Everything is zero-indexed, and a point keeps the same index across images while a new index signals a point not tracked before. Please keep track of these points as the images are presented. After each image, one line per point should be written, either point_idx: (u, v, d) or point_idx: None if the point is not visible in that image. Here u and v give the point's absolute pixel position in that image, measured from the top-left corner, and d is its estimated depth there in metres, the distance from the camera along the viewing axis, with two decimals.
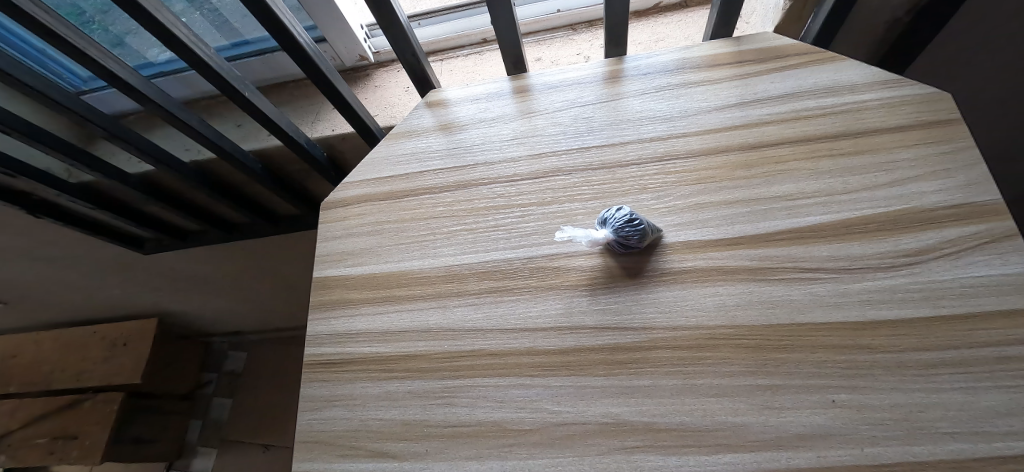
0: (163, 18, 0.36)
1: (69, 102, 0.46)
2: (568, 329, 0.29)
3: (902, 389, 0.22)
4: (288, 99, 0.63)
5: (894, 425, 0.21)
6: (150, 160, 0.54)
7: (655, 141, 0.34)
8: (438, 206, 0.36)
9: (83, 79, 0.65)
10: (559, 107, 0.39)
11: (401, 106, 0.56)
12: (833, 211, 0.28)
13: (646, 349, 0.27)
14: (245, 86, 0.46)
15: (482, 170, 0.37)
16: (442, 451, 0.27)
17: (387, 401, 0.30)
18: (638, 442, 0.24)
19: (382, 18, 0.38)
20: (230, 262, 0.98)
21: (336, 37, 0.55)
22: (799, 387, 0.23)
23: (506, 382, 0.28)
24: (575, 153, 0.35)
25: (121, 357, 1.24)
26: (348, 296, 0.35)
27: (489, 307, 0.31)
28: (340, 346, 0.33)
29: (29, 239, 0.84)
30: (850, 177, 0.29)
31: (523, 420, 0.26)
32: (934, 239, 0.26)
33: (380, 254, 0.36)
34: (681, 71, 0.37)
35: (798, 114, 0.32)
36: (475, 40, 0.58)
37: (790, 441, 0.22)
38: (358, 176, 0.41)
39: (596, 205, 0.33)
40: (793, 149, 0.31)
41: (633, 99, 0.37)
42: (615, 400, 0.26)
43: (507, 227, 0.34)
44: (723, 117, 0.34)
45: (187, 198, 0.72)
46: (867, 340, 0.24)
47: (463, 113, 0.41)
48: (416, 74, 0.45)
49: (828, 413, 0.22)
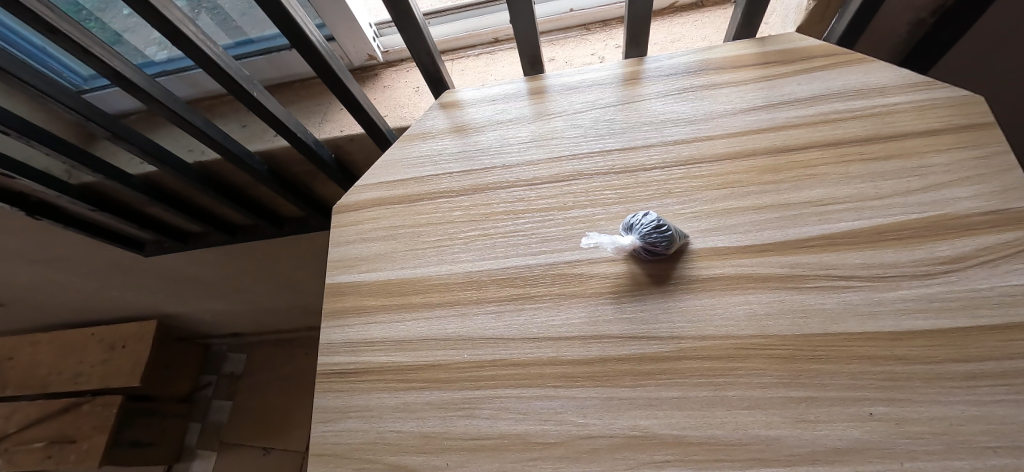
0: (171, 15, 0.35)
1: (70, 101, 0.45)
2: (592, 338, 0.28)
3: (943, 401, 0.21)
4: (294, 98, 0.62)
5: (934, 439, 0.21)
6: (154, 161, 0.53)
7: (679, 144, 0.33)
8: (454, 210, 0.35)
9: (85, 78, 0.64)
10: (579, 108, 0.38)
11: (411, 106, 0.55)
12: (865, 217, 0.27)
13: (674, 360, 0.26)
14: (253, 86, 0.44)
15: (500, 173, 0.36)
16: (464, 465, 0.26)
17: (405, 413, 0.29)
18: (667, 457, 0.23)
19: (398, 16, 0.37)
20: (231, 264, 0.96)
21: (345, 37, 0.54)
22: (834, 400, 0.23)
23: (528, 393, 0.27)
24: (596, 156, 0.34)
25: (119, 360, 1.22)
26: (361, 302, 0.34)
27: (509, 315, 0.30)
28: (355, 354, 0.32)
29: (27, 241, 0.83)
30: (882, 182, 0.28)
31: (547, 433, 0.26)
32: (970, 246, 0.25)
33: (395, 260, 0.35)
34: (703, 73, 0.36)
35: (827, 117, 0.31)
36: (486, 40, 0.57)
37: (827, 455, 0.22)
38: (370, 178, 0.40)
39: (619, 210, 0.32)
40: (822, 153, 0.30)
41: (654, 101, 0.36)
42: (643, 412, 0.25)
43: (527, 232, 0.32)
44: (748, 120, 0.33)
45: (190, 199, 0.70)
46: (904, 350, 0.23)
47: (478, 114, 0.40)
48: (430, 74, 0.44)
49: (864, 427, 0.22)
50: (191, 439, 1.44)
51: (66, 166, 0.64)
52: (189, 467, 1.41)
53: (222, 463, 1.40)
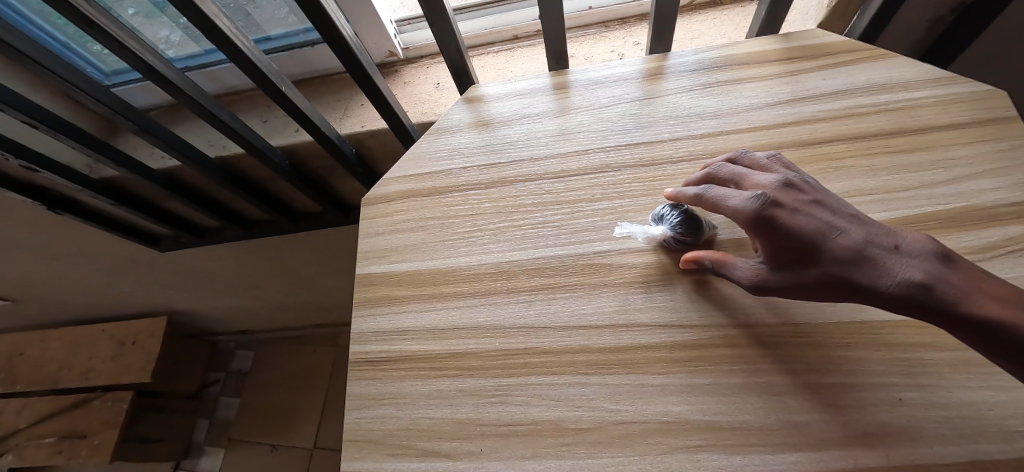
0: (208, 9, 0.35)
1: (100, 95, 0.45)
2: (623, 326, 0.29)
3: (971, 387, 0.23)
4: (314, 95, 0.63)
5: (963, 423, 0.22)
6: (177, 155, 0.54)
7: (706, 137, 0.34)
8: (482, 202, 0.36)
9: (107, 74, 0.65)
10: (604, 103, 0.38)
11: (431, 102, 0.56)
12: (893, 208, 0.28)
13: (704, 347, 0.27)
14: (281, 81, 0.45)
15: (527, 166, 0.36)
16: (498, 450, 0.26)
17: (438, 400, 0.29)
18: (701, 441, 0.24)
19: (430, 11, 0.37)
20: (243, 260, 0.97)
21: (367, 33, 0.54)
22: (865, 386, 0.24)
23: (560, 380, 0.28)
24: (622, 149, 0.35)
25: (129, 356, 1.22)
26: (392, 293, 0.34)
27: (540, 304, 0.30)
28: (386, 343, 0.32)
29: (43, 236, 0.83)
30: (908, 174, 0.29)
31: (580, 419, 0.26)
32: (996, 237, 0.26)
33: (424, 251, 0.35)
34: (727, 68, 0.37)
35: (853, 111, 0.32)
36: (505, 37, 0.58)
37: (858, 439, 0.22)
38: (398, 171, 0.40)
39: (647, 202, 0.32)
40: (848, 146, 0.31)
41: (679, 96, 0.37)
42: (676, 399, 0.25)
43: (556, 224, 0.33)
44: (774, 114, 0.33)
45: (207, 194, 0.71)
46: (932, 338, 0.25)
47: (503, 109, 0.41)
48: (456, 69, 0.44)
49: (894, 412, 0.23)
50: (198, 436, 1.45)
51: (88, 160, 0.65)
52: (197, 464, 1.42)
53: (229, 459, 1.41)
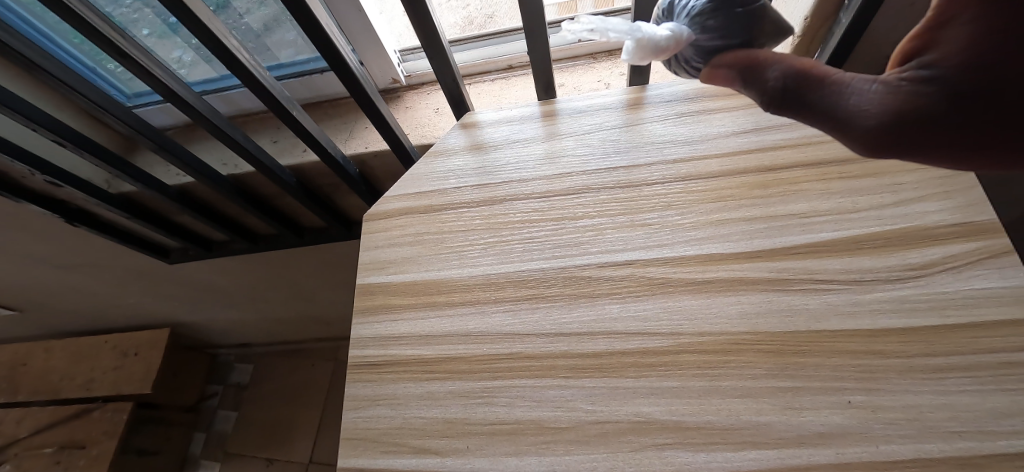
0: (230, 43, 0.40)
1: (125, 117, 0.49)
2: (601, 333, 0.31)
3: (914, 391, 0.25)
4: (322, 117, 0.67)
5: (906, 424, 0.24)
6: (192, 171, 0.57)
7: (679, 162, 0.37)
8: (473, 219, 0.39)
9: (130, 95, 0.69)
10: (588, 129, 0.42)
11: (432, 126, 0.60)
12: (844, 228, 0.31)
13: (673, 354, 0.29)
14: (292, 105, 0.49)
15: (516, 186, 0.40)
16: (484, 447, 0.29)
17: (429, 401, 0.31)
18: (668, 439, 0.26)
19: (429, 45, 0.42)
20: (248, 272, 1.00)
21: (373, 61, 0.59)
22: (817, 389, 0.26)
23: (542, 382, 0.30)
24: (603, 172, 0.38)
25: (132, 366, 1.24)
26: (390, 301, 0.37)
27: (525, 313, 0.33)
28: (383, 348, 0.35)
29: (58, 247, 0.87)
30: (859, 197, 0.32)
31: (559, 419, 0.28)
32: (938, 254, 0.29)
33: (421, 263, 0.38)
34: (699, 99, 0.40)
35: (809, 140, 0.35)
36: (501, 66, 0.62)
37: (811, 438, 0.25)
38: (398, 190, 0.44)
39: (624, 220, 0.35)
40: (806, 171, 0.34)
41: (655, 124, 0.40)
42: (646, 400, 0.28)
43: (540, 239, 0.36)
44: (741, 141, 0.37)
45: (217, 208, 0.75)
46: (880, 345, 0.27)
47: (496, 134, 0.45)
48: (453, 97, 0.48)
49: (844, 413, 0.25)
50: (194, 449, 1.45)
51: (107, 175, 0.69)
52: None
53: None
